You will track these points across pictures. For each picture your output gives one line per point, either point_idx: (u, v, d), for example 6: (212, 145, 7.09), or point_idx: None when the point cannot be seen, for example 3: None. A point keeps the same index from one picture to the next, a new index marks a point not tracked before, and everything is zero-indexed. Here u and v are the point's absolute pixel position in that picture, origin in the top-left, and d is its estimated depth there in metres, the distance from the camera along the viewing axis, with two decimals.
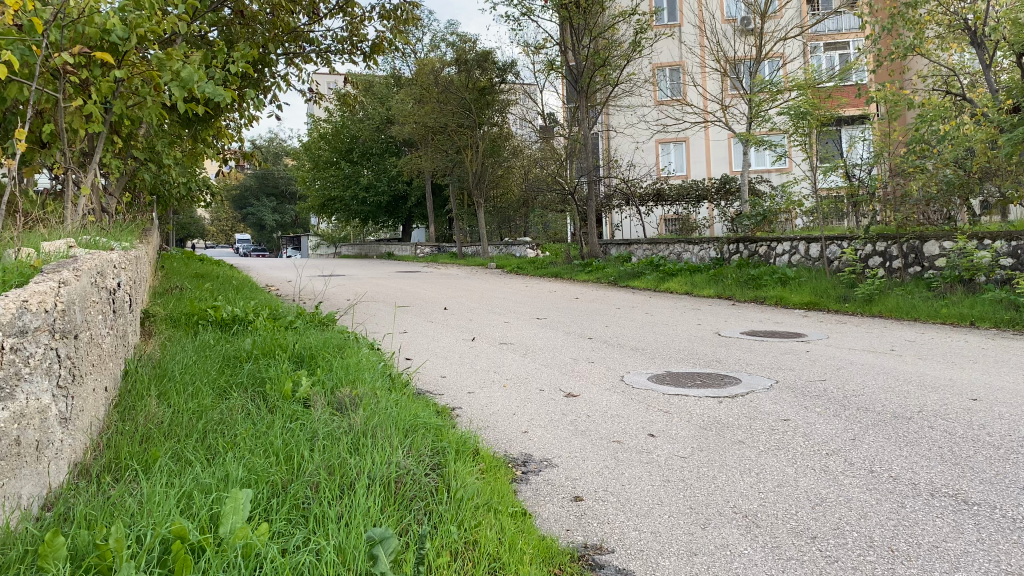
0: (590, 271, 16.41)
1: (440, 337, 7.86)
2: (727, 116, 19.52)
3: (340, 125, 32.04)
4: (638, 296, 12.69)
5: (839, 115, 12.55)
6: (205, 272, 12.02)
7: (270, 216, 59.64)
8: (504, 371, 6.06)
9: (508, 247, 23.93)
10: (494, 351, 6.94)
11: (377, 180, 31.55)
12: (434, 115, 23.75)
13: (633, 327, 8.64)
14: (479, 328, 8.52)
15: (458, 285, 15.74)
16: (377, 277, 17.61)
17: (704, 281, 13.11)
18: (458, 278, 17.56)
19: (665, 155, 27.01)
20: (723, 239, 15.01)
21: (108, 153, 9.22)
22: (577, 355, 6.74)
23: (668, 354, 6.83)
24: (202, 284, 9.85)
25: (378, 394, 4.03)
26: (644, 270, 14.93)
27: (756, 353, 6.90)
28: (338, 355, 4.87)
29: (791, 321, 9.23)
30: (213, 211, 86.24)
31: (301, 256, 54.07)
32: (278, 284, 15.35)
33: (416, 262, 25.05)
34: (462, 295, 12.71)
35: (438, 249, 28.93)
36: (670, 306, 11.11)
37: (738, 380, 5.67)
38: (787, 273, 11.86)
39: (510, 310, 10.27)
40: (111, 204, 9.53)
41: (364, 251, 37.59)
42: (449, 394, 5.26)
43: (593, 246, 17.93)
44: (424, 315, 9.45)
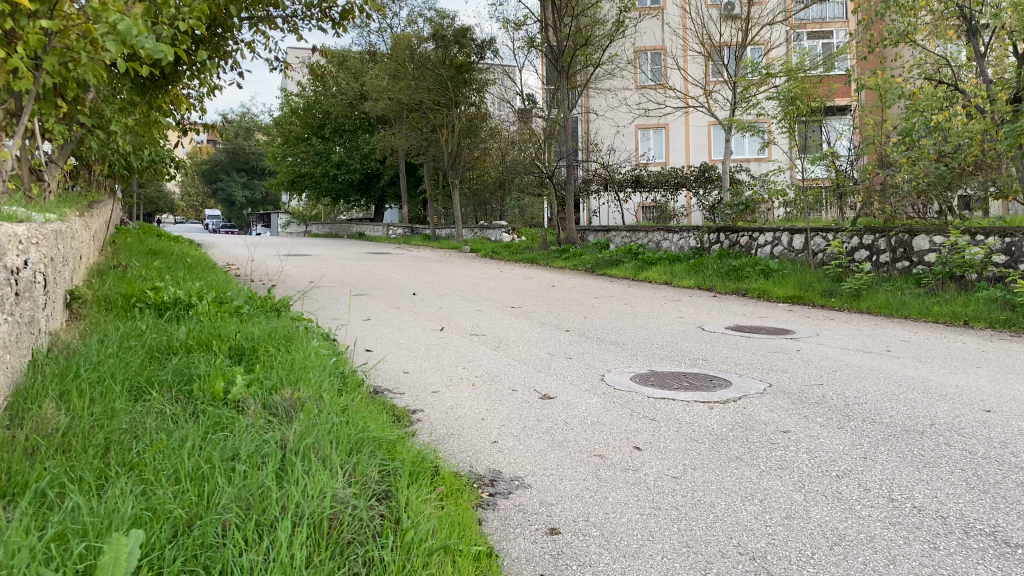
0: (567, 258, 15.90)
1: (406, 326, 7.30)
2: (710, 101, 19.03)
3: (312, 101, 31.15)
4: (616, 285, 12.20)
5: (828, 102, 12.11)
6: (160, 248, 11.36)
7: (240, 191, 58.45)
8: (472, 367, 5.51)
9: (483, 230, 23.34)
10: (462, 344, 6.39)
11: (349, 158, 30.70)
12: (409, 92, 23.05)
13: (611, 319, 8.13)
14: (449, 316, 7.98)
15: (429, 268, 15.16)
16: (344, 258, 16.96)
17: (684, 270, 12.66)
18: (430, 261, 16.95)
19: (644, 140, 26.58)
20: (704, 228, 14.53)
21: (50, 116, 8.50)
22: (551, 350, 6.20)
23: (650, 350, 6.33)
24: (150, 261, 9.16)
25: (324, 400, 3.50)
26: (622, 258, 14.44)
27: (744, 351, 6.42)
28: (282, 349, 4.32)
29: (778, 316, 8.79)
30: (181, 184, 84.35)
31: (272, 233, 52.94)
32: (240, 262, 14.65)
33: (388, 243, 24.35)
34: (432, 279, 12.14)
35: (411, 229, 28.22)
36: (649, 296, 10.64)
37: (729, 383, 5.17)
38: (771, 264, 11.46)
39: (483, 297, 9.72)
40: (53, 172, 8.80)
41: (334, 230, 36.74)
42: (409, 394, 4.71)
43: (570, 231, 17.41)
44: (390, 301, 8.87)
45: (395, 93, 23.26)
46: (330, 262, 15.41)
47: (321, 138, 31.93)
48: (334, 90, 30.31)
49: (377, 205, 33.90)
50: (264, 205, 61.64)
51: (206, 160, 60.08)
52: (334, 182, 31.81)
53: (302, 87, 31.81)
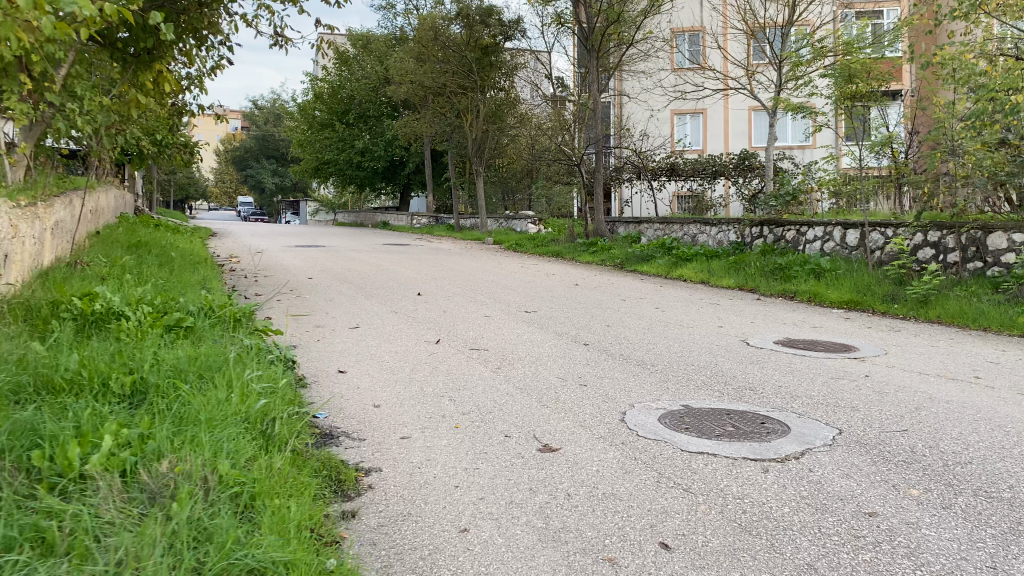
0: (594, 252, 14.74)
1: (398, 336, 6.26)
2: (753, 84, 17.64)
3: (337, 85, 30.22)
4: (647, 284, 11.05)
5: (889, 83, 10.82)
6: (148, 241, 10.45)
7: (269, 179, 58.01)
8: (461, 396, 4.44)
9: (508, 221, 22.22)
10: (456, 363, 5.32)
11: (373, 145, 29.71)
12: (433, 76, 22.02)
13: (639, 329, 7.00)
14: (450, 323, 6.93)
15: (445, 262, 14.11)
16: (359, 250, 15.99)
17: (723, 268, 11.47)
18: (449, 254, 15.93)
19: (681, 126, 25.32)
20: (745, 221, 13.21)
21: (11, 93, 7.60)
22: (562, 374, 5.10)
23: (684, 374, 5.20)
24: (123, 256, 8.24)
25: (215, 480, 2.49)
26: (656, 253, 13.24)
27: (800, 377, 5.27)
28: (199, 386, 3.32)
29: (833, 326, 7.60)
30: (215, 169, 84.29)
31: (301, 221, 52.36)
32: (244, 255, 13.75)
33: (410, 233, 23.38)
34: (445, 276, 11.10)
35: (435, 219, 27.19)
36: (684, 298, 9.49)
37: (786, 429, 4.03)
38: (822, 263, 10.23)
39: (496, 298, 8.66)
40: (15, 156, 7.90)
41: (360, 219, 35.88)
42: (370, 440, 3.66)
43: (599, 223, 16.20)
44: (388, 304, 7.85)
45: (418, 76, 22.25)
46: (341, 254, 14.48)
47: (346, 124, 31.02)
48: (359, 74, 29.36)
49: (403, 193, 32.88)
50: (294, 192, 61.04)
51: (237, 147, 59.69)
52: (359, 170, 30.92)
53: (327, 71, 30.93)
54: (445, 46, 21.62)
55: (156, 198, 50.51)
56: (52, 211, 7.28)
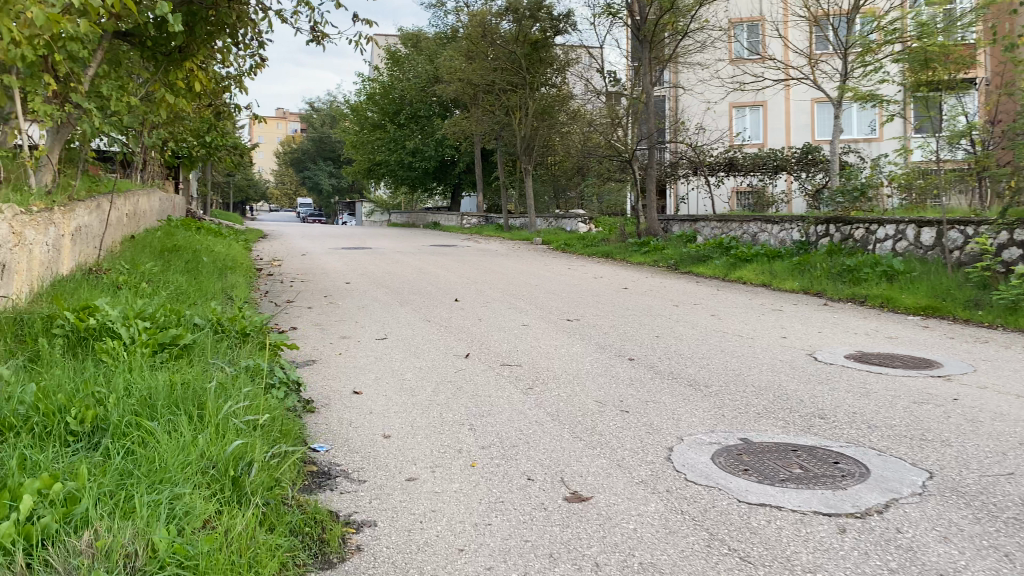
0: (647, 253, 14.05)
1: (426, 349, 5.75)
2: (816, 73, 16.64)
3: (388, 85, 30.01)
4: (702, 287, 10.34)
5: (970, 67, 9.86)
6: (183, 245, 10.18)
7: (326, 180, 58.49)
8: (483, 424, 3.91)
9: (559, 220, 21.59)
10: (484, 382, 4.79)
11: (423, 145, 29.43)
12: (482, 72, 21.55)
13: (691, 340, 6.36)
14: (485, 334, 6.40)
15: (490, 264, 13.59)
16: (404, 252, 15.60)
17: (785, 270, 10.70)
18: (496, 255, 15.43)
19: (739, 119, 24.38)
20: (809, 219, 12.31)
21: (37, 95, 7.36)
22: (600, 396, 4.52)
23: (741, 398, 4.56)
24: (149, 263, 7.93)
25: (145, 559, 2.03)
26: (712, 253, 12.51)
27: (877, 401, 4.58)
28: (167, 424, 2.87)
29: (911, 336, 6.83)
30: (274, 171, 85.63)
31: (356, 222, 52.61)
32: (286, 258, 13.46)
33: (460, 233, 22.96)
34: (488, 279, 10.58)
35: (485, 219, 26.73)
36: (742, 303, 8.79)
37: (866, 472, 3.37)
38: (895, 265, 9.38)
39: (538, 304, 8.10)
40: (43, 160, 7.68)
41: (413, 219, 35.70)
42: (371, 483, 3.15)
43: (653, 221, 15.43)
44: (422, 312, 7.36)
45: (467, 73, 21.82)
46: (385, 256, 14.12)
47: (397, 124, 30.80)
48: (409, 73, 29.06)
49: (454, 193, 32.50)
50: (350, 194, 61.28)
51: (294, 149, 60.32)
52: (410, 170, 30.69)
53: (378, 71, 30.76)
54: (494, 43, 21.13)
55: (216, 200, 51.35)
56: (74, 216, 7.04)
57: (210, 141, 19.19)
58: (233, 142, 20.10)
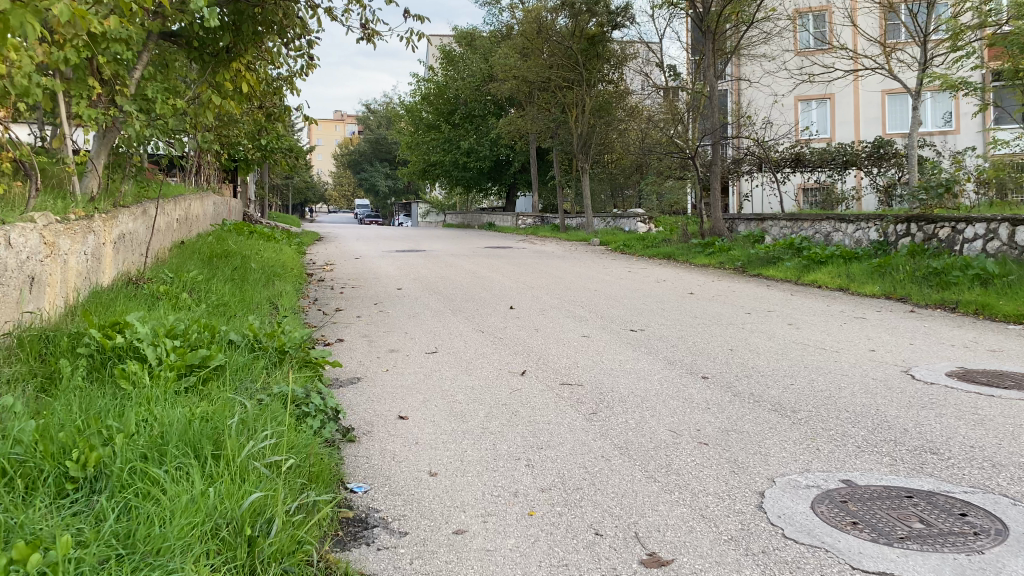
0: (711, 254, 13.41)
1: (479, 365, 5.31)
2: (892, 62, 15.71)
3: (443, 85, 29.78)
4: (773, 292, 9.69)
5: None
6: (232, 250, 9.95)
7: (382, 182, 58.83)
8: (542, 460, 3.44)
9: (617, 220, 20.97)
10: (542, 405, 4.32)
11: (479, 145, 28.92)
12: (538, 70, 21.10)
13: (770, 355, 5.79)
14: (542, 347, 5.93)
15: (547, 266, 13.12)
16: (458, 254, 15.24)
17: (863, 273, 9.98)
18: (553, 257, 14.95)
19: (806, 113, 23.41)
20: (888, 217, 11.50)
21: (82, 99, 7.16)
22: (673, 424, 4.02)
23: (835, 427, 4.01)
24: (195, 271, 7.69)
25: None
26: (783, 254, 11.82)
27: (998, 431, 3.97)
28: (177, 472, 2.48)
29: (1017, 349, 6.13)
30: (334, 174, 86.69)
31: (413, 222, 52.70)
32: (338, 262, 13.20)
33: (515, 234, 22.55)
34: (545, 283, 10.12)
35: (541, 219, 26.26)
36: (821, 310, 8.14)
37: (1002, 528, 2.80)
38: (989, 268, 8.60)
39: (599, 312, 7.60)
40: (90, 166, 7.48)
41: (468, 220, 35.45)
42: (414, 534, 2.72)
43: (717, 221, 14.73)
44: (475, 322, 6.93)
45: (522, 70, 21.35)
46: (439, 260, 13.77)
47: (452, 124, 30.52)
48: (464, 73, 28.75)
49: (509, 193, 32.07)
50: (407, 195, 61.48)
51: (351, 152, 60.78)
52: (465, 171, 30.42)
53: (433, 71, 30.54)
54: (550, 39, 20.66)
55: (275, 203, 51.98)
56: (117, 224, 6.79)
57: (267, 144, 19.17)
58: (289, 146, 20.06)
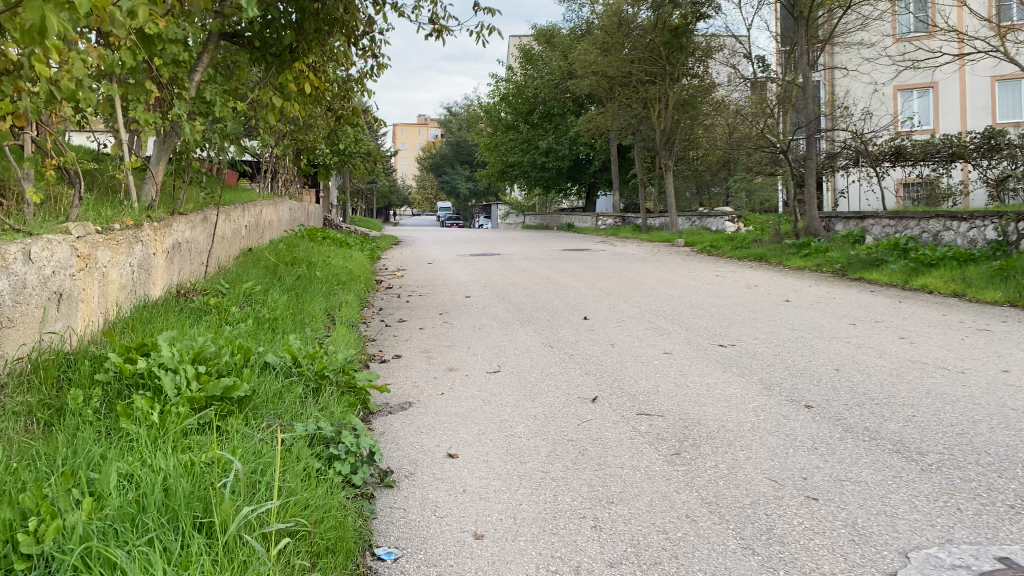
0: (806, 255, 12.45)
1: (546, 388, 4.73)
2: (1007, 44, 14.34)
3: (522, 84, 29.31)
4: (879, 298, 8.77)
5: None
6: (299, 256, 9.67)
7: (463, 184, 58.92)
8: (613, 520, 2.83)
9: (702, 220, 20.03)
10: (616, 441, 3.71)
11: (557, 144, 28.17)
12: (618, 65, 20.38)
13: (883, 377, 5.01)
14: (619, 366, 5.31)
15: (627, 270, 12.43)
16: (534, 257, 14.69)
17: (982, 277, 8.94)
18: (634, 260, 14.23)
19: (906, 104, 21.93)
20: (1008, 214, 10.34)
21: (140, 104, 6.92)
22: (772, 471, 3.35)
23: (976, 477, 3.26)
24: (254, 279, 7.36)
25: None
26: (887, 256, 10.81)
27: None
28: (145, 555, 2.00)
29: None
30: (416, 177, 87.66)
31: (493, 224, 52.49)
32: (411, 267, 12.83)
33: (594, 235, 21.86)
34: (625, 289, 9.47)
35: (622, 219, 25.47)
36: (937, 320, 7.23)
37: None
38: None
39: (684, 323, 6.92)
40: (149, 173, 7.25)
41: (547, 221, 34.90)
42: None
43: (811, 220, 13.70)
44: (547, 335, 6.36)
45: (602, 66, 20.61)
46: (514, 264, 13.24)
47: (531, 124, 29.97)
48: (543, 72, 28.21)
49: (589, 193, 31.32)
50: (487, 197, 61.21)
51: (432, 154, 61.09)
52: (544, 171, 29.86)
53: (511, 71, 30.09)
54: (631, 33, 19.91)
55: (359, 207, 52.54)
56: (173, 233, 6.50)
57: (345, 148, 19.06)
58: (366, 150, 19.92)
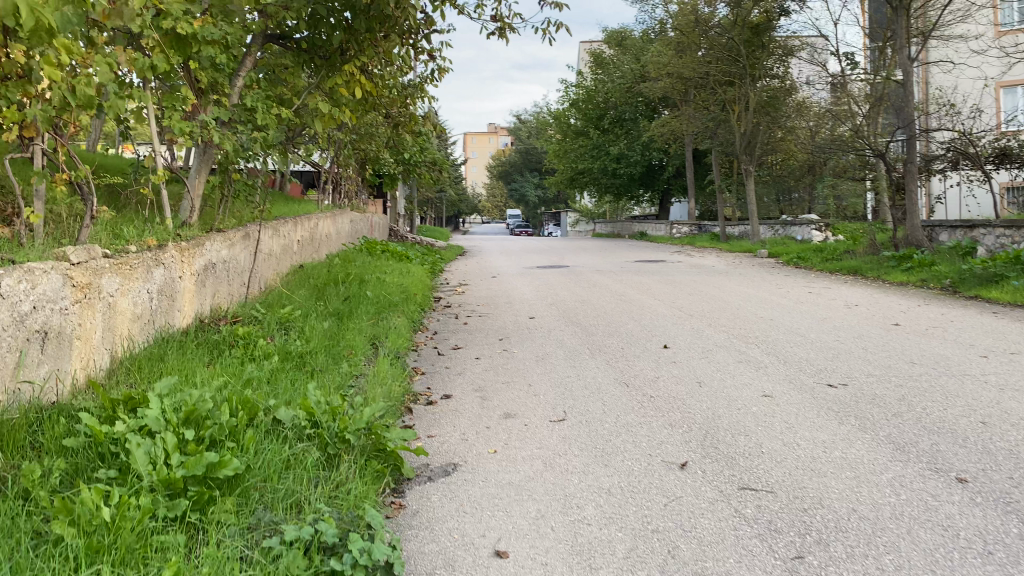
0: (909, 269, 11.23)
1: (623, 445, 3.88)
2: None
3: (592, 89, 28.45)
4: (1007, 321, 7.60)
5: None
6: (354, 273, 9.02)
7: (533, 191, 58.28)
8: None
9: (786, 228, 18.76)
10: (716, 537, 2.84)
11: (630, 149, 27.14)
12: (695, 66, 19.35)
13: None
14: (709, 414, 4.42)
15: (708, 284, 11.44)
16: (606, 270, 13.80)
17: None
18: (714, 273, 13.20)
19: (1012, 101, 20.21)
20: None
21: (175, 113, 6.35)
22: None
23: None
24: (297, 302, 6.70)
25: None
26: (1007, 271, 9.55)
27: None
28: None
29: None
30: (486, 185, 87.69)
31: (563, 232, 51.60)
32: (474, 282, 12.11)
33: (669, 244, 20.79)
34: (708, 309, 8.51)
35: (698, 228, 24.29)
36: None
37: None
38: None
39: (782, 355, 5.96)
40: (185, 186, 6.68)
41: (619, 229, 33.85)
42: None
43: (913, 228, 12.42)
44: (622, 370, 5.49)
45: (677, 68, 19.57)
46: (584, 278, 12.38)
47: (602, 129, 29.01)
48: (614, 75, 27.27)
49: (662, 200, 30.14)
50: (557, 204, 60.30)
51: (502, 162, 60.65)
52: (616, 178, 28.88)
53: (582, 76, 29.26)
54: (708, 32, 18.84)
55: (428, 215, 52.31)
56: (205, 254, 5.88)
57: (410, 157, 18.51)
58: (432, 158, 19.33)
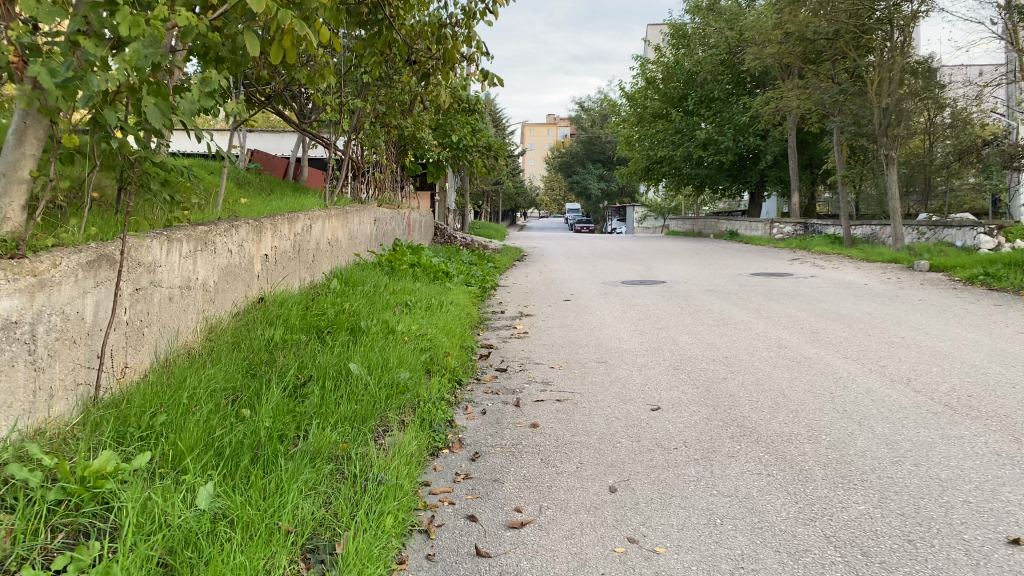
0: None
1: None
2: None
3: (674, 65, 24.58)
4: None
5: None
6: (350, 312, 5.52)
7: (596, 184, 54.31)
8: None
9: (936, 230, 14.71)
10: None
11: (719, 134, 23.15)
12: (816, 25, 15.42)
13: None
14: None
15: (888, 318, 7.66)
16: (721, 289, 10.08)
17: None
18: (875, 296, 9.40)
19: None
20: None
21: None
22: None
23: None
24: (181, 404, 3.20)
25: None
26: None
27: None
28: None
29: None
30: (546, 178, 83.85)
31: (630, 228, 47.55)
32: (539, 307, 8.55)
33: (777, 249, 16.92)
34: (963, 389, 4.78)
35: (803, 227, 20.28)
36: None
37: None
38: None
39: None
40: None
41: (698, 227, 29.81)
42: None
43: None
44: None
45: (795, 28, 15.61)
46: (697, 302, 8.70)
47: (683, 112, 25.06)
48: (701, 47, 23.35)
49: (752, 194, 26.04)
50: (621, 198, 56.26)
51: (563, 152, 56.81)
52: (699, 167, 24.96)
53: (660, 50, 25.41)
54: None
55: (485, 210, 48.83)
56: None
57: (459, 139, 14.94)
58: (486, 142, 15.82)
